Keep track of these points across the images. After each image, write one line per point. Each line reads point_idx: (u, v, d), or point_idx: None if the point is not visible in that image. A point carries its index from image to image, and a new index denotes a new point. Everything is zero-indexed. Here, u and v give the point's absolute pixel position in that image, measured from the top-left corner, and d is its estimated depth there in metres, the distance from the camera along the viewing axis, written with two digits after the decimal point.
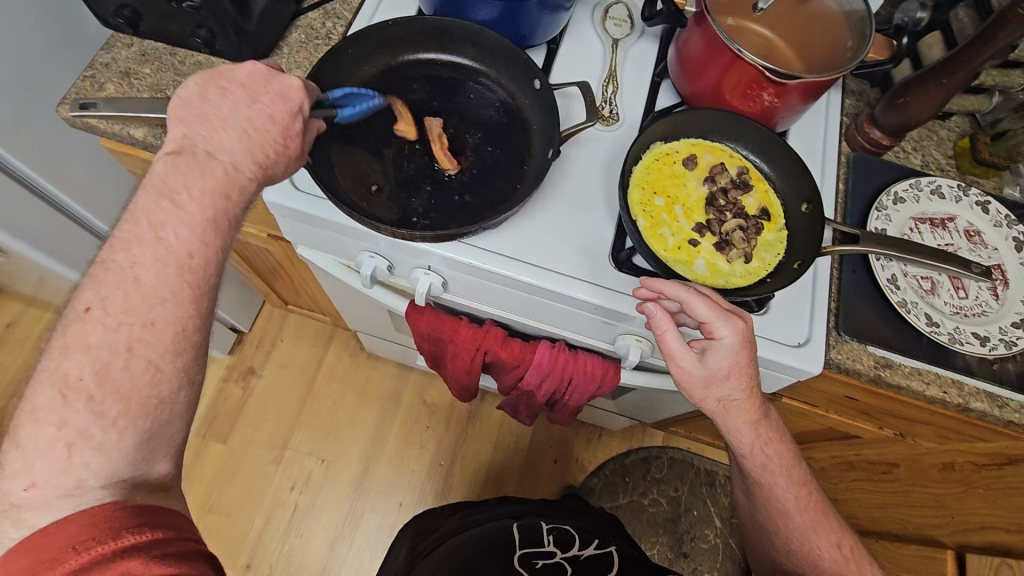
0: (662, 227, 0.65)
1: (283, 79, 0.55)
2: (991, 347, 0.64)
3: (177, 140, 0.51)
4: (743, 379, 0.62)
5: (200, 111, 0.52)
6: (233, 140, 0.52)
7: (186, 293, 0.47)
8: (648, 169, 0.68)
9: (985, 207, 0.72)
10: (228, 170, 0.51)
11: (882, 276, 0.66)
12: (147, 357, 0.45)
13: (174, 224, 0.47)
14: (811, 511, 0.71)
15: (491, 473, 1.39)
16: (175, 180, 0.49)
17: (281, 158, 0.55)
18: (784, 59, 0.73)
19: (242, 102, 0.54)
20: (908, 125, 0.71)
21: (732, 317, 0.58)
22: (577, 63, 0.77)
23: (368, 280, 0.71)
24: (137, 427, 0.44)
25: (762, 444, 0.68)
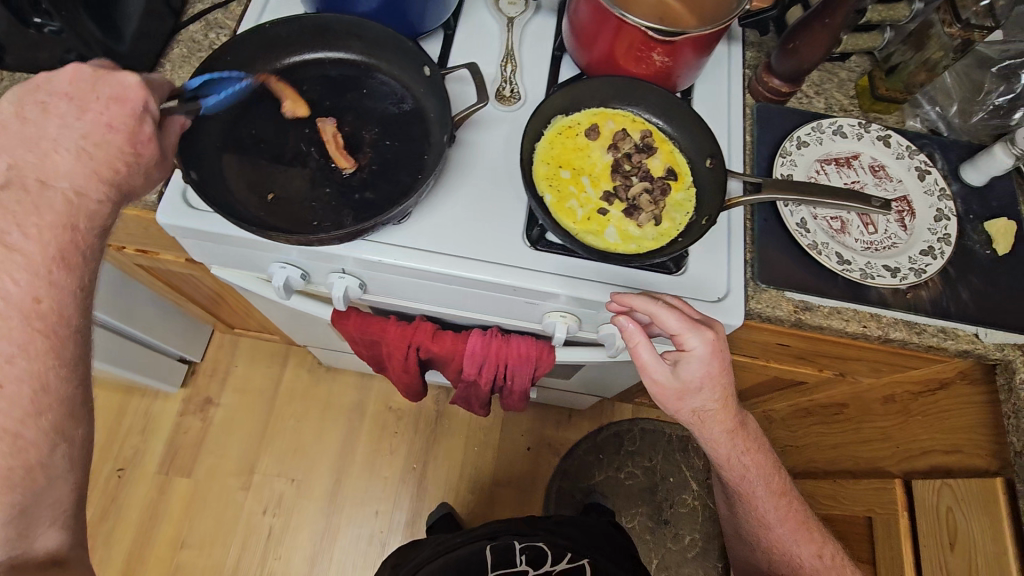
0: (569, 200, 0.64)
1: (118, 76, 0.51)
2: (901, 278, 0.65)
3: (3, 171, 0.48)
4: (716, 390, 0.66)
5: (24, 135, 0.49)
6: (69, 163, 0.49)
7: (38, 344, 0.46)
8: (551, 144, 0.67)
9: (887, 140, 0.73)
10: (69, 199, 0.49)
11: (791, 221, 0.67)
12: (3, 426, 0.45)
13: (10, 274, 0.45)
14: (792, 520, 0.79)
15: (466, 468, 1.38)
16: (4, 220, 0.46)
17: (133, 170, 0.52)
18: (677, 18, 0.73)
19: (70, 114, 0.50)
20: (802, 70, 0.71)
21: (703, 327, 0.61)
22: (474, 46, 0.76)
23: (283, 291, 0.69)
24: (5, 504, 0.45)
25: (738, 452, 0.75)
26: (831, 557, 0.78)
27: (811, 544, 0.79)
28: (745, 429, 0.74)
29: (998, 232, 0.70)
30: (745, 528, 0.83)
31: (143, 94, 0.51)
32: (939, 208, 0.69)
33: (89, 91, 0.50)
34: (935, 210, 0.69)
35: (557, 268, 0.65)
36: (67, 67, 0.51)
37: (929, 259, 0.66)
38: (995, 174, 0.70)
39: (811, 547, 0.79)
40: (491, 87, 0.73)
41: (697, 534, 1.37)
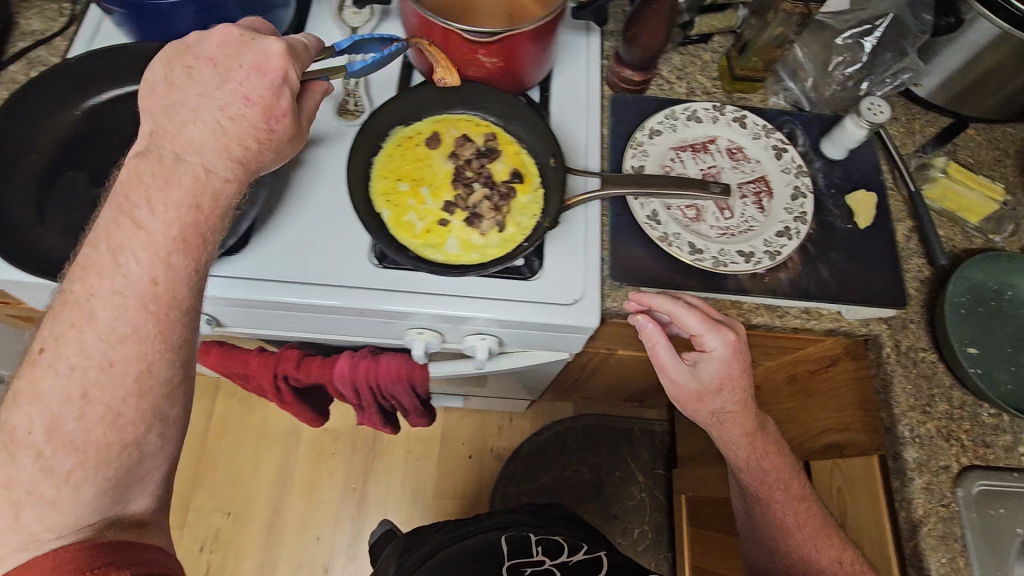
0: (408, 214, 0.62)
1: (262, 46, 0.48)
2: (756, 262, 0.64)
3: (146, 138, 0.48)
4: (736, 391, 0.63)
5: (167, 101, 0.48)
6: (203, 135, 0.47)
7: (150, 325, 0.44)
8: (390, 157, 0.65)
9: (743, 121, 0.71)
10: (198, 176, 0.47)
11: (642, 214, 0.65)
12: (103, 403, 0.42)
13: (134, 249, 0.44)
14: (811, 524, 0.67)
15: (407, 483, 1.36)
16: (137, 193, 0.45)
17: (267, 145, 0.50)
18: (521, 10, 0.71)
19: (211, 84, 0.48)
20: (647, 57, 0.69)
21: (723, 327, 0.60)
22: None
23: None
24: (99, 476, 0.43)
25: (758, 457, 0.67)
26: (854, 565, 0.64)
27: (832, 548, 0.65)
28: (765, 431, 0.68)
29: (859, 204, 0.69)
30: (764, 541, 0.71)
31: (283, 64, 0.48)
32: (796, 186, 0.68)
33: (233, 58, 0.48)
34: (791, 188, 0.68)
35: (403, 285, 0.63)
36: (217, 30, 0.49)
37: (784, 240, 0.65)
38: (852, 146, 0.69)
39: (830, 551, 0.65)
40: (331, 100, 0.69)
41: (646, 526, 1.36)
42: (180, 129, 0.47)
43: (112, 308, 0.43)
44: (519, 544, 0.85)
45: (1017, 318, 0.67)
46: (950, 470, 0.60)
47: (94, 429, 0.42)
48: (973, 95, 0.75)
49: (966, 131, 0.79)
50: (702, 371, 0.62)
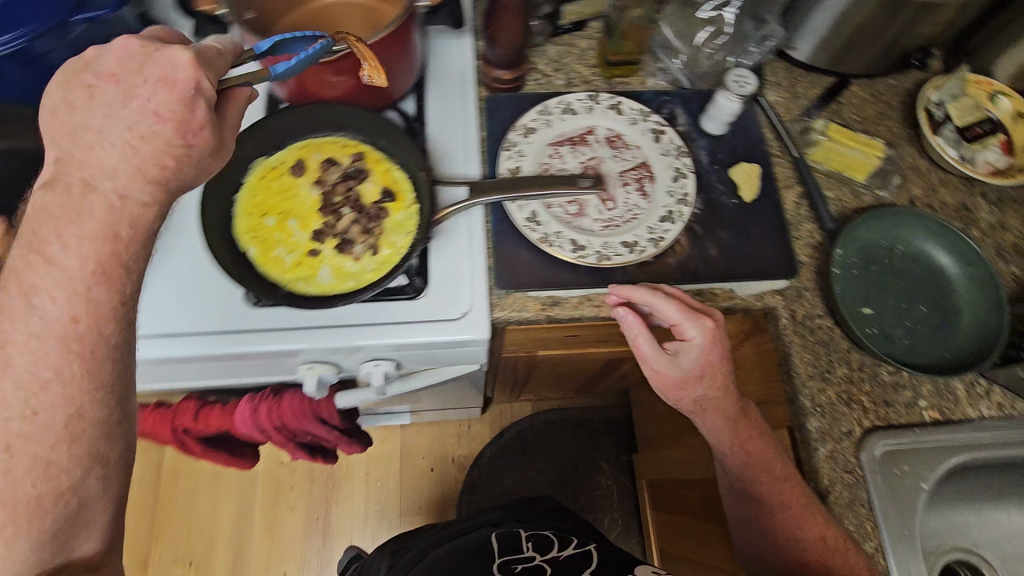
0: (276, 248, 0.60)
1: (167, 55, 0.41)
2: (640, 252, 0.63)
3: (52, 167, 0.40)
4: (719, 379, 0.59)
5: (69, 125, 0.40)
6: (112, 158, 0.39)
7: (72, 366, 0.37)
8: (253, 192, 0.62)
9: (619, 108, 0.70)
10: (112, 203, 0.39)
11: (520, 217, 0.64)
12: (30, 455, 0.36)
13: (48, 287, 0.37)
14: (794, 501, 0.57)
15: (371, 505, 1.34)
16: (45, 227, 0.38)
17: (188, 162, 0.42)
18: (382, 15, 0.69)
19: (115, 102, 0.40)
20: (511, 53, 0.68)
21: (701, 315, 0.57)
22: None
23: None
24: (36, 527, 0.36)
25: (743, 443, 0.60)
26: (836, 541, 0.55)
27: (812, 523, 0.56)
28: (750, 417, 0.61)
29: (742, 178, 0.69)
30: (749, 530, 0.61)
31: (193, 73, 0.41)
32: (677, 167, 0.67)
33: (137, 73, 0.41)
34: (673, 170, 0.67)
35: (281, 322, 0.61)
36: (115, 42, 0.41)
37: (668, 225, 0.64)
38: (730, 119, 0.69)
39: (811, 527, 0.56)
40: None
41: (616, 514, 1.35)
42: (89, 155, 0.40)
43: (38, 361, 0.36)
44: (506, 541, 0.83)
45: (910, 271, 0.67)
46: (853, 435, 0.60)
47: (24, 482, 0.36)
48: (852, 51, 0.73)
49: (850, 88, 0.79)
50: (684, 361, 0.59)
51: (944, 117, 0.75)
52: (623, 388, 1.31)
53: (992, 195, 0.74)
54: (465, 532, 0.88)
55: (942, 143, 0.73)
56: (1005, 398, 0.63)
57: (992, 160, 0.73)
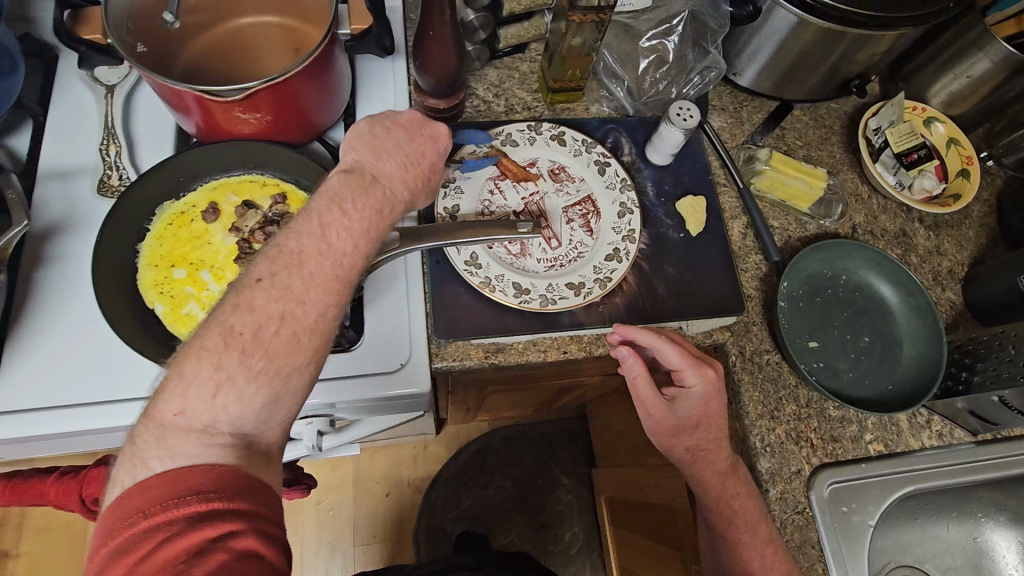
0: (187, 304, 0.54)
1: (433, 123, 0.54)
2: (587, 293, 0.60)
3: (348, 163, 0.49)
4: (715, 432, 0.55)
5: (369, 141, 0.51)
6: (394, 169, 0.50)
7: (336, 283, 0.43)
8: (160, 241, 0.56)
9: (561, 138, 0.67)
10: (387, 194, 0.48)
11: (460, 260, 0.60)
12: (294, 328, 0.40)
13: (338, 226, 0.44)
14: (773, 565, 0.54)
15: (326, 535, 1.29)
16: (345, 196, 0.46)
17: (423, 190, 0.53)
18: (306, 38, 0.62)
19: (401, 139, 0.52)
20: (445, 82, 0.64)
21: (705, 365, 0.54)
22: (67, 131, 0.63)
23: None
24: (272, 388, 0.39)
25: (731, 501, 0.56)
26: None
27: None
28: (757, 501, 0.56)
29: (689, 210, 0.67)
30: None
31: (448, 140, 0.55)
32: (622, 202, 0.65)
33: (414, 129, 0.54)
34: (618, 205, 0.65)
35: None
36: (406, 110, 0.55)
37: (614, 263, 0.62)
38: (674, 150, 0.67)
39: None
40: (91, 176, 0.61)
41: (577, 528, 1.35)
42: (378, 162, 0.50)
43: (278, 297, 0.40)
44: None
45: (853, 301, 0.67)
46: (803, 474, 0.60)
47: (284, 346, 0.40)
48: (793, 79, 0.73)
49: (792, 112, 0.78)
50: (680, 409, 0.55)
51: (883, 143, 0.75)
52: (581, 403, 1.29)
53: (928, 220, 0.75)
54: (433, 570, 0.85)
55: (880, 170, 0.74)
56: (944, 426, 0.64)
57: (929, 187, 0.73)
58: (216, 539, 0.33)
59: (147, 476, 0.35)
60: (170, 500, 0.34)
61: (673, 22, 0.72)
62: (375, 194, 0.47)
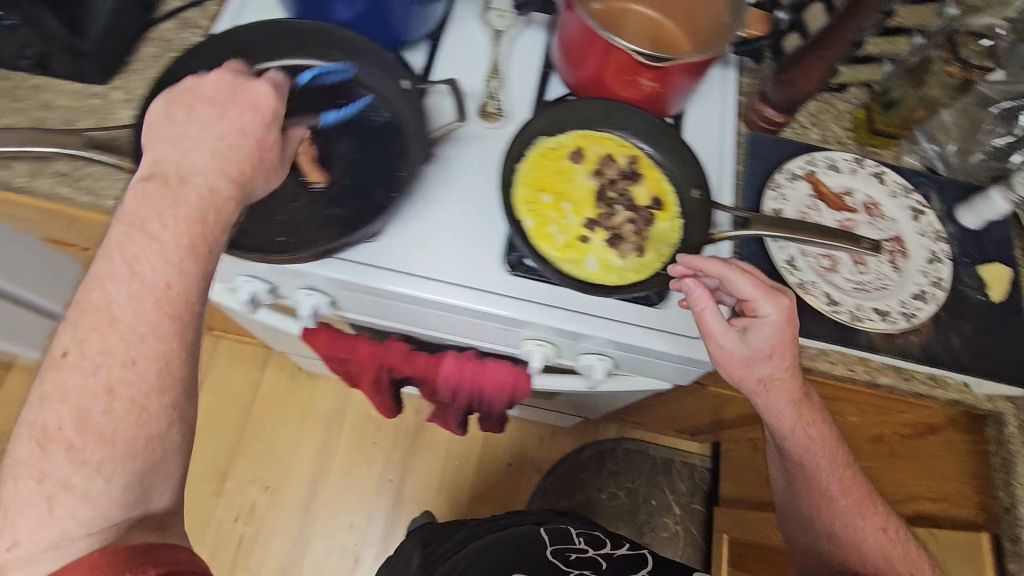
0: (550, 226, 0.62)
1: (253, 84, 0.52)
2: (892, 322, 0.63)
3: (149, 166, 0.48)
4: (786, 358, 0.57)
5: (168, 134, 0.49)
6: (204, 160, 0.48)
7: (168, 326, 0.44)
8: (533, 166, 0.64)
9: (881, 177, 0.70)
10: (202, 193, 0.47)
11: (780, 258, 0.64)
12: (129, 397, 0.41)
13: (150, 257, 0.44)
14: (856, 491, 0.65)
15: (445, 483, 1.35)
16: (147, 209, 0.45)
17: (259, 172, 0.51)
18: (676, 43, 0.70)
19: (210, 117, 0.50)
20: (797, 100, 0.68)
21: (776, 292, 0.57)
22: (460, 60, 0.73)
23: (311, 319, 0.68)
24: (124, 470, 0.41)
25: (804, 425, 0.62)
26: (897, 532, 0.64)
27: (875, 515, 0.65)
28: None
29: (992, 276, 0.68)
30: (800, 504, 0.69)
31: (274, 104, 0.52)
32: (933, 251, 0.67)
33: (224, 96, 0.51)
34: (928, 252, 0.67)
35: (531, 295, 0.63)
36: (212, 74, 0.52)
37: (920, 304, 0.64)
38: (992, 218, 0.68)
39: (875, 519, 0.64)
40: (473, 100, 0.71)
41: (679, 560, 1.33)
42: (187, 155, 0.48)
43: (127, 337, 0.42)
44: (557, 538, 0.84)
45: None
46: None
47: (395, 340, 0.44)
48: None
49: None
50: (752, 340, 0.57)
51: None
52: (720, 439, 1.29)
53: None
54: (506, 525, 0.87)
55: None
56: None
57: None
58: None
59: None
60: None
61: None
62: (187, 198, 0.46)
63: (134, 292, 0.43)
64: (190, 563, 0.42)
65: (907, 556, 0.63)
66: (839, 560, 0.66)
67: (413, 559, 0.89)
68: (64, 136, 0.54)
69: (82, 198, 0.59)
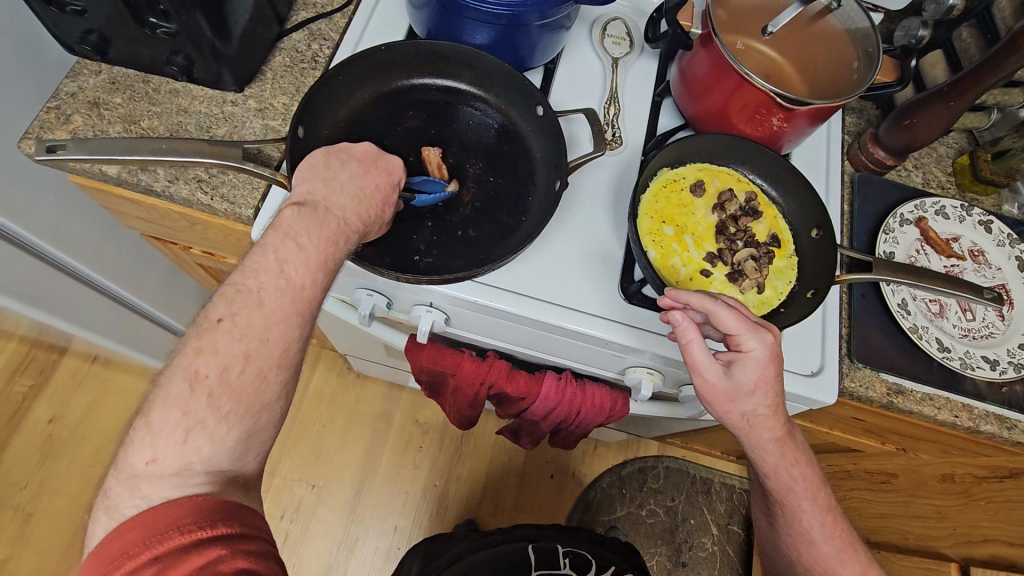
0: (673, 258, 0.63)
1: (387, 157, 0.58)
2: (1001, 371, 0.64)
3: (300, 194, 0.52)
4: (770, 396, 0.56)
5: (324, 175, 0.53)
6: (348, 201, 0.53)
7: (297, 318, 0.47)
8: (655, 197, 0.66)
9: (988, 226, 0.71)
10: (340, 225, 0.51)
11: (893, 301, 0.65)
12: (259, 367, 0.45)
13: (295, 261, 0.48)
14: (838, 537, 0.65)
15: (488, 489, 1.36)
16: (298, 228, 0.49)
17: (377, 223, 0.55)
18: (788, 80, 0.70)
19: (357, 172, 0.55)
20: (913, 145, 0.70)
21: (763, 328, 0.54)
22: (577, 85, 0.74)
23: (425, 334, 0.68)
24: (242, 424, 0.43)
25: (786, 465, 0.62)
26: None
27: (857, 565, 0.65)
28: None
29: None
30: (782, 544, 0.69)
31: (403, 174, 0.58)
32: None
33: (361, 160, 0.56)
34: None
35: (650, 325, 0.63)
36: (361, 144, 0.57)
37: None
38: None
39: (855, 565, 0.65)
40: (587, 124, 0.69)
41: None
42: (332, 194, 0.52)
43: (240, 336, 0.44)
44: (545, 559, 0.84)
45: None
46: None
47: None
48: None
49: None
50: (737, 375, 0.55)
51: None
52: None
53: None
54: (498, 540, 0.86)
55: None
56: None
57: None
58: (206, 566, 0.37)
59: (125, 521, 0.39)
60: (154, 537, 0.38)
61: None
62: (330, 227, 0.50)
63: (280, 287, 0.47)
64: (263, 533, 0.42)
65: None
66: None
67: (413, 563, 0.88)
68: (225, 147, 0.56)
69: (220, 205, 0.60)
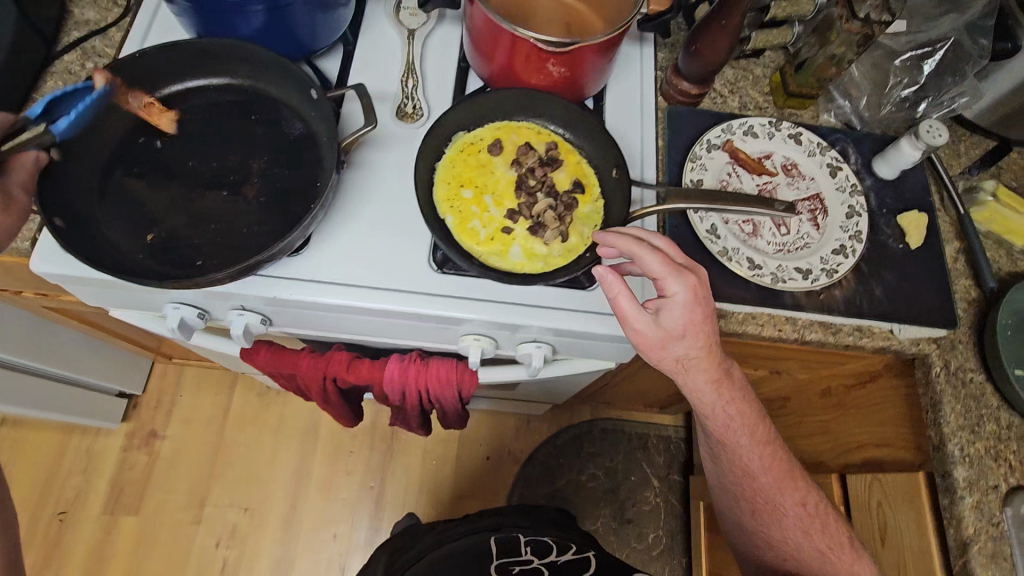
0: (471, 220, 0.63)
1: None
2: (814, 279, 0.65)
3: None
4: (701, 338, 0.56)
5: None
6: None
7: None
8: (452, 163, 0.65)
9: (798, 138, 0.72)
10: None
11: (701, 228, 0.66)
12: None
13: None
14: (776, 469, 0.66)
15: (425, 482, 1.36)
16: None
17: None
18: (585, 23, 0.70)
19: None
20: (709, 71, 0.70)
21: (685, 270, 0.55)
22: (373, 62, 0.73)
23: (245, 338, 0.67)
24: None
25: (722, 407, 0.62)
26: (816, 507, 0.67)
27: (796, 493, 0.67)
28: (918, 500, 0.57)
29: (910, 225, 0.69)
30: (727, 482, 0.70)
31: None
32: (851, 205, 0.68)
33: None
34: (846, 207, 0.68)
35: (462, 291, 0.63)
36: None
37: (841, 258, 0.66)
38: (905, 167, 0.69)
39: (795, 496, 0.67)
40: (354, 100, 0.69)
41: (661, 531, 1.36)
42: None
43: None
44: (507, 546, 0.80)
45: None
46: (999, 489, 0.61)
47: None
48: None
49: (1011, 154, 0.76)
50: (666, 321, 0.55)
51: None
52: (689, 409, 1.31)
53: None
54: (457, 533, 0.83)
55: None
56: None
57: None
58: None
59: None
60: None
61: (935, 47, 0.75)
62: None
63: None
64: None
65: (820, 530, 0.66)
66: (762, 532, 0.69)
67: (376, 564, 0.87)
68: None
69: None
